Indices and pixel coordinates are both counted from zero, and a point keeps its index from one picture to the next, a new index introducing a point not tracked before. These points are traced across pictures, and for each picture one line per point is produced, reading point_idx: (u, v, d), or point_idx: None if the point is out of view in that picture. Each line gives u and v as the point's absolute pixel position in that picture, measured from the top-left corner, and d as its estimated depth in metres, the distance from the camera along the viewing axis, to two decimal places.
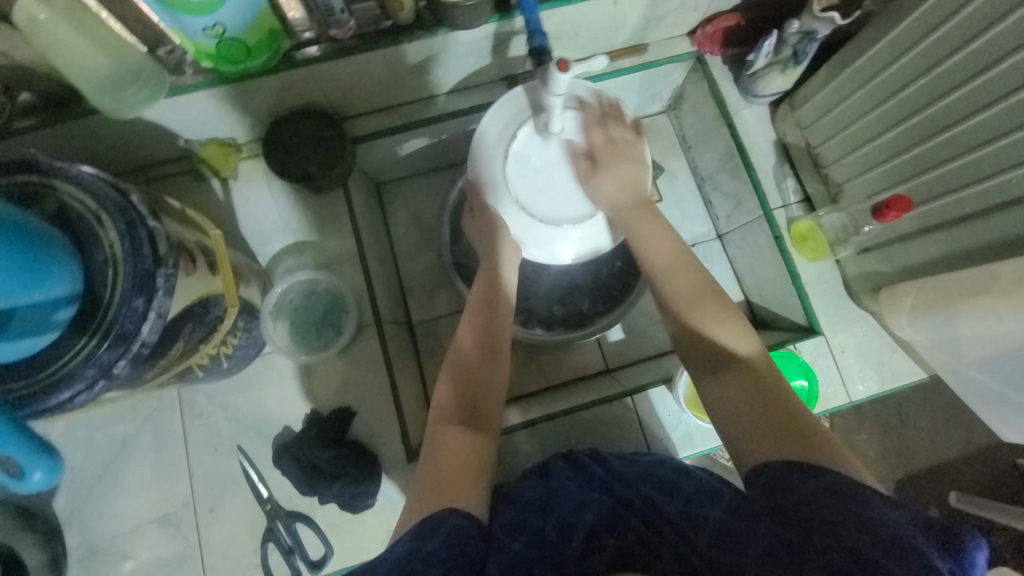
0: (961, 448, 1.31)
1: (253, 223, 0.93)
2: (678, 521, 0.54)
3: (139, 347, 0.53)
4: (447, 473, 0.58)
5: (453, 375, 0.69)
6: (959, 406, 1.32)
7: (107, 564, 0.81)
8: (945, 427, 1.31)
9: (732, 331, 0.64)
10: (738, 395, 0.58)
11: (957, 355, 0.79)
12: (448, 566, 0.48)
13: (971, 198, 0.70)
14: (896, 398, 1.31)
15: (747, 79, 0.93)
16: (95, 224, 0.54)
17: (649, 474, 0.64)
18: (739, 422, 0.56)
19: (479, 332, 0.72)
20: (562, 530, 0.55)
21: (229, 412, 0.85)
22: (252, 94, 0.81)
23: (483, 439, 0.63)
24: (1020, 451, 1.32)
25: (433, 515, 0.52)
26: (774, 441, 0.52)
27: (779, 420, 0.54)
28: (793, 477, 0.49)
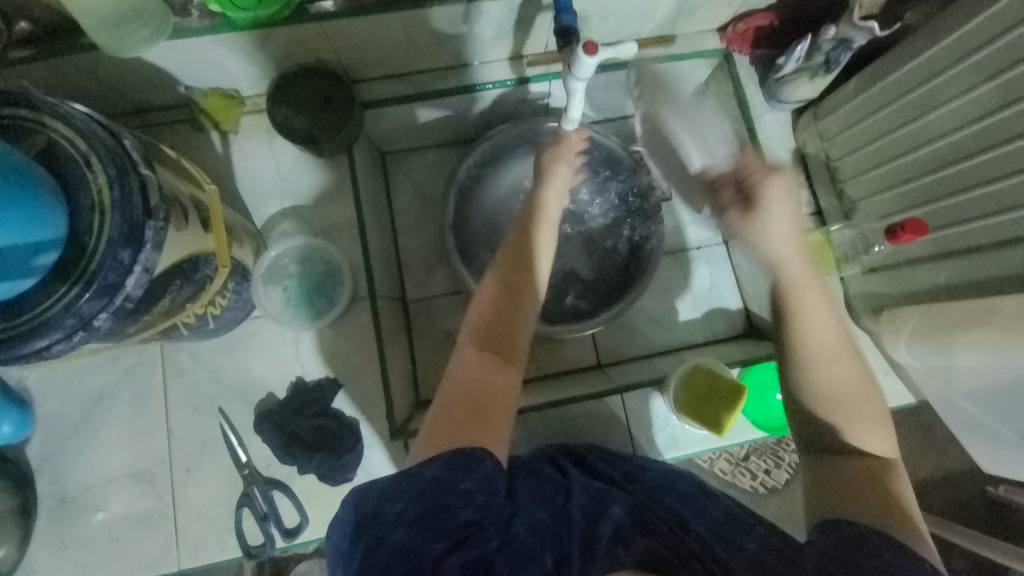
0: (932, 471, 1.33)
1: (251, 182, 0.90)
2: (703, 538, 0.55)
3: (122, 300, 0.51)
4: (472, 404, 0.55)
5: (484, 301, 0.62)
6: (935, 431, 1.34)
7: (77, 515, 0.79)
8: (919, 449, 1.33)
9: (866, 432, 0.61)
10: (846, 470, 0.60)
11: (949, 384, 0.78)
12: (484, 512, 0.49)
13: (987, 228, 0.69)
14: None
15: (774, 83, 0.91)
16: (84, 166, 0.51)
17: (670, 487, 0.66)
18: (831, 482, 0.60)
19: (512, 260, 0.64)
20: (588, 517, 0.55)
21: (212, 372, 0.83)
22: (260, 45, 0.77)
23: (508, 373, 0.58)
24: (989, 479, 1.34)
25: (467, 452, 0.51)
26: (854, 502, 0.57)
27: (868, 488, 0.58)
28: (881, 544, 0.51)
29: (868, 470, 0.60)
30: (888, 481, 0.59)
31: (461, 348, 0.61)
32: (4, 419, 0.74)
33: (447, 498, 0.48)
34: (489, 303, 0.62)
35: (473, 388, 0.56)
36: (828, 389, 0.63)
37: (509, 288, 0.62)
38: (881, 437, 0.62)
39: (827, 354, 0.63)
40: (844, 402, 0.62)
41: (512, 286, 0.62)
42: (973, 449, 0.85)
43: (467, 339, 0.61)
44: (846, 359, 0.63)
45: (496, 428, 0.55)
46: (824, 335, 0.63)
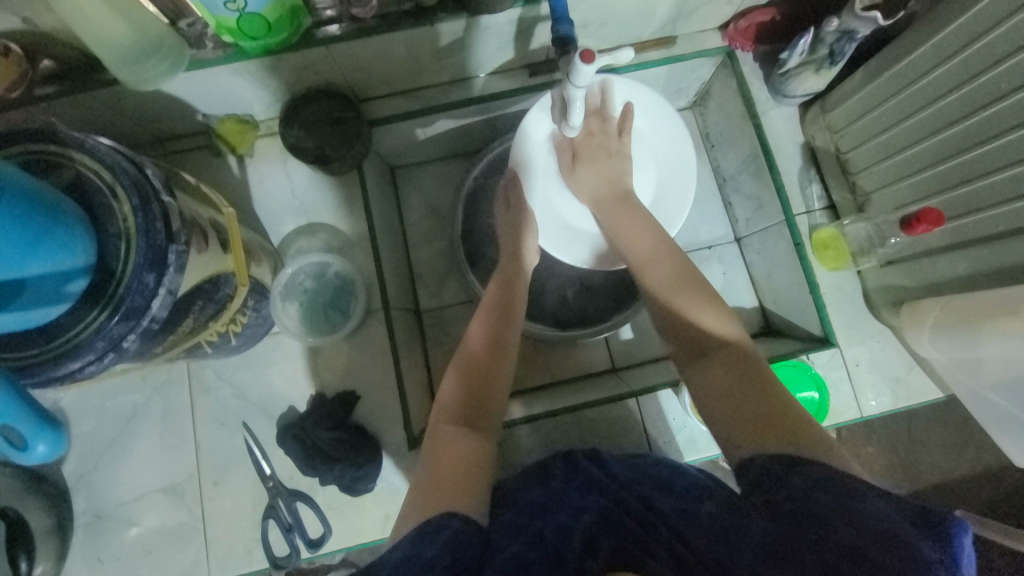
0: (969, 468, 1.28)
1: (267, 202, 0.93)
2: (671, 517, 0.54)
3: (148, 322, 0.54)
4: (445, 473, 0.57)
5: (459, 372, 0.68)
6: (972, 426, 1.29)
7: (113, 529, 0.83)
8: (954, 446, 1.28)
9: (710, 315, 0.65)
10: (716, 377, 0.60)
11: (977, 377, 0.76)
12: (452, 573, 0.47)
13: (1006, 216, 0.67)
14: (905, 413, 1.29)
15: (778, 78, 0.90)
16: (110, 196, 0.54)
17: (642, 474, 0.65)
18: (727, 418, 0.57)
19: (489, 333, 0.71)
20: (561, 533, 0.54)
21: (236, 388, 0.86)
22: (271, 71, 0.80)
23: (480, 443, 0.62)
24: None
25: (433, 520, 0.52)
26: (756, 433, 0.53)
27: (757, 411, 0.55)
28: (778, 469, 0.50)
29: (736, 378, 0.59)
30: (753, 380, 0.58)
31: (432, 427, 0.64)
32: (39, 441, 0.65)
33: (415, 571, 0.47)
34: (464, 371, 0.68)
35: (447, 460, 0.59)
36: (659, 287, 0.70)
37: (477, 364, 0.68)
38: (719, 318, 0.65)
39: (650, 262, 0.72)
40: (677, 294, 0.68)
41: (479, 362, 0.68)
42: (1003, 443, 0.81)
43: (439, 416, 0.65)
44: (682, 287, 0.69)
45: (471, 492, 0.57)
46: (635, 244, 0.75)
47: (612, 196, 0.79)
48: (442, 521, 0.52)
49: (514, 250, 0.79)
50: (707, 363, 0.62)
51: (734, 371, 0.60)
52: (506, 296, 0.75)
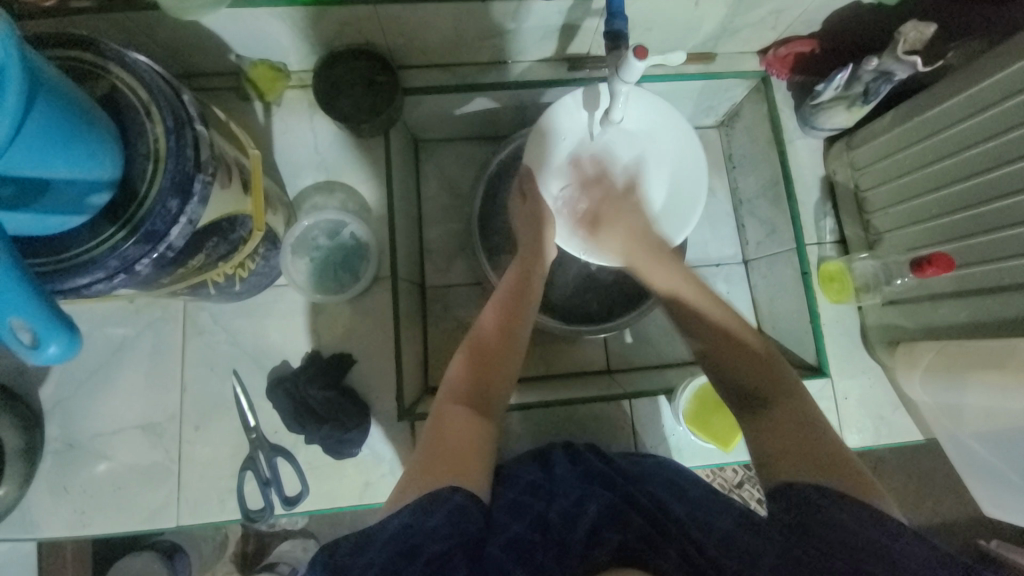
0: (928, 517, 1.32)
1: (287, 154, 0.92)
2: (684, 521, 0.58)
3: (164, 249, 0.53)
4: (443, 451, 0.57)
5: (470, 348, 0.68)
6: (935, 477, 1.33)
7: (84, 460, 0.81)
8: (917, 494, 1.32)
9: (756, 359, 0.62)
10: (771, 418, 0.57)
11: (959, 423, 0.78)
12: (453, 541, 0.49)
13: (1012, 270, 0.69)
14: (875, 455, 1.32)
15: (809, 109, 0.91)
16: (143, 115, 0.52)
17: (652, 477, 0.68)
18: (762, 448, 0.56)
19: (502, 313, 0.70)
20: (565, 519, 0.57)
21: (230, 335, 0.85)
22: (313, 22, 0.79)
23: (485, 425, 0.61)
24: (985, 532, 1.33)
25: (434, 491, 0.53)
26: (797, 463, 0.53)
27: (800, 442, 0.55)
28: (821, 501, 0.50)
29: (785, 417, 0.57)
30: (800, 419, 0.57)
31: (435, 406, 0.64)
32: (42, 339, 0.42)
33: (416, 538, 0.49)
34: (475, 348, 0.68)
35: (447, 439, 0.58)
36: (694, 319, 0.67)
37: (487, 348, 0.67)
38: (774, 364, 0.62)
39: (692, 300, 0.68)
40: (732, 340, 0.64)
41: (491, 347, 0.67)
42: (978, 493, 0.84)
43: (444, 395, 0.64)
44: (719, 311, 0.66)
45: (467, 471, 0.56)
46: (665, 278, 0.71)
47: (648, 245, 0.72)
48: (445, 495, 0.52)
49: (534, 233, 0.77)
50: (760, 407, 0.59)
51: (789, 414, 0.57)
52: (526, 284, 0.74)
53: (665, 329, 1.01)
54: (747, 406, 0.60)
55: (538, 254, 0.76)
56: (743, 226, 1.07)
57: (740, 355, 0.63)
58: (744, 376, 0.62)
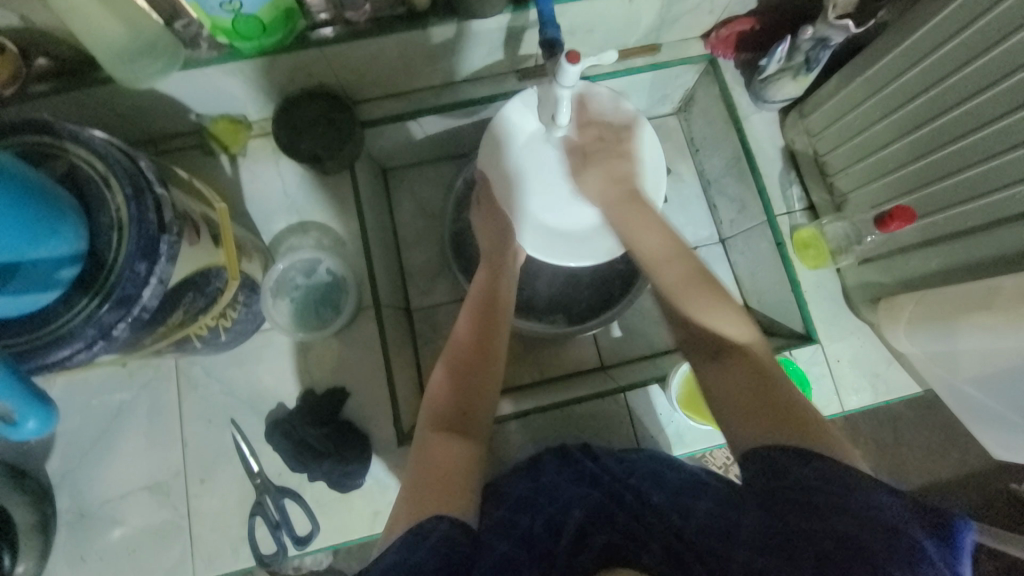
0: (953, 468, 1.31)
1: (259, 201, 0.94)
2: (666, 510, 0.56)
3: (139, 311, 0.54)
4: (430, 476, 0.56)
5: (448, 368, 0.67)
6: (953, 427, 1.32)
7: (97, 528, 0.82)
8: (938, 447, 1.31)
9: (731, 317, 0.63)
10: (736, 378, 0.57)
11: (953, 370, 0.78)
12: (441, 571, 0.47)
13: (974, 211, 0.70)
14: (888, 414, 1.32)
15: (759, 84, 0.93)
16: (103, 187, 0.55)
17: (639, 468, 0.67)
18: (734, 407, 0.56)
19: (476, 329, 0.70)
20: (549, 529, 0.56)
21: (224, 385, 0.86)
22: (265, 72, 0.82)
23: (469, 442, 0.61)
24: (1013, 476, 1.32)
25: (422, 523, 0.51)
26: (763, 421, 0.52)
27: (768, 402, 0.54)
28: (787, 461, 0.49)
29: (754, 379, 0.57)
30: (782, 391, 0.55)
31: (420, 431, 0.63)
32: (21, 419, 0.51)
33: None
34: (451, 365, 0.68)
35: (438, 458, 0.58)
36: (644, 249, 0.71)
37: (466, 366, 0.67)
38: (740, 325, 0.62)
39: (660, 264, 0.68)
40: (694, 298, 0.64)
41: (474, 366, 0.67)
42: (981, 435, 0.84)
43: (430, 417, 0.64)
44: (675, 262, 0.68)
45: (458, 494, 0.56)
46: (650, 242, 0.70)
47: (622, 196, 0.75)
48: (431, 524, 0.51)
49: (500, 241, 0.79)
50: (722, 368, 0.59)
51: (750, 374, 0.57)
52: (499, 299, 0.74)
53: (652, 317, 1.01)
54: (714, 367, 0.60)
55: (504, 265, 0.78)
56: (715, 205, 1.08)
57: (709, 322, 0.63)
58: (708, 343, 0.62)
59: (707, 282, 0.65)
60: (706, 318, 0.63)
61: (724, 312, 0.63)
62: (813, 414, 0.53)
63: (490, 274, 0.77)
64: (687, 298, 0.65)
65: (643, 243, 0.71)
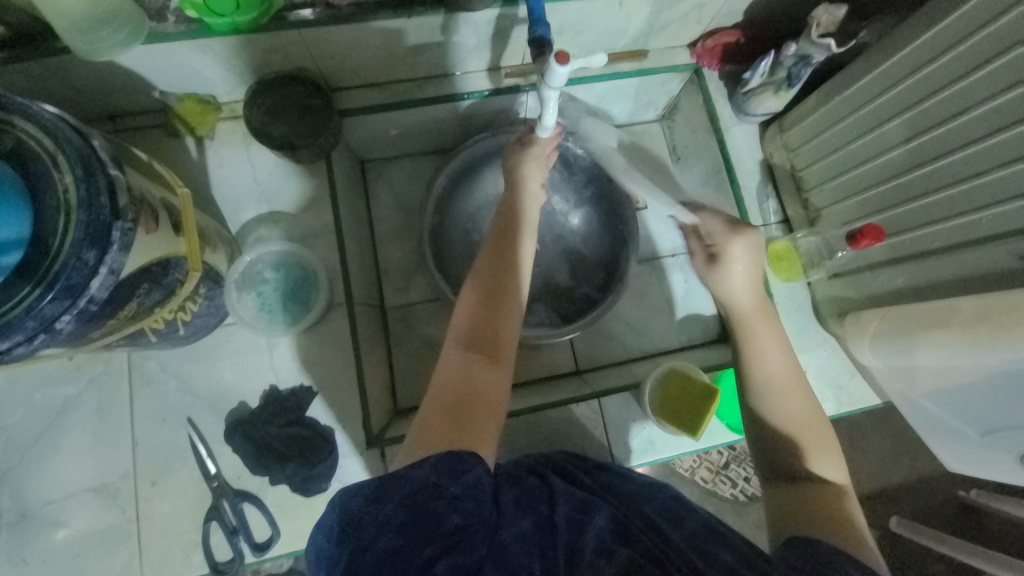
0: (903, 474, 1.38)
1: (226, 187, 0.89)
2: (684, 550, 0.55)
3: (85, 303, 0.51)
4: (460, 405, 0.57)
5: (475, 296, 0.65)
6: (905, 435, 1.38)
7: (33, 534, 0.76)
8: (891, 454, 1.37)
9: (807, 416, 0.67)
10: (802, 493, 0.62)
11: (911, 383, 0.81)
12: (472, 516, 0.48)
13: (943, 232, 0.72)
14: (846, 422, 1.37)
15: (741, 97, 0.94)
16: (50, 166, 0.50)
17: (648, 496, 0.67)
18: (787, 506, 0.62)
19: (498, 257, 0.68)
20: (571, 528, 0.55)
21: (181, 381, 0.81)
22: (237, 52, 0.77)
23: (496, 370, 0.61)
24: (956, 483, 1.40)
25: (457, 451, 0.51)
26: (817, 527, 0.57)
27: (823, 513, 0.59)
28: (833, 553, 0.52)
29: (811, 497, 0.62)
30: (836, 510, 0.60)
31: (447, 351, 0.62)
32: None
33: (438, 505, 0.47)
34: (479, 296, 0.65)
35: (468, 387, 0.58)
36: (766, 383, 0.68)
37: (491, 292, 0.65)
38: (826, 438, 0.66)
39: (785, 398, 0.67)
40: (803, 429, 0.66)
41: (502, 290, 0.65)
42: (938, 448, 0.88)
43: (457, 340, 0.63)
44: (798, 395, 0.68)
45: (482, 430, 0.56)
46: (776, 365, 0.69)
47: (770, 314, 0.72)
48: (468, 457, 0.51)
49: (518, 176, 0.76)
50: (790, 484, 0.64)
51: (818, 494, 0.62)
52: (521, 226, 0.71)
53: (629, 323, 1.01)
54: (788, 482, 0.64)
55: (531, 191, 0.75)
56: None
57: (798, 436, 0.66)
58: (791, 453, 0.66)
59: (819, 416, 0.67)
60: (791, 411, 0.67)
61: (809, 421, 0.67)
62: (864, 534, 0.57)
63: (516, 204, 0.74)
64: (779, 403, 0.67)
65: (768, 371, 0.69)
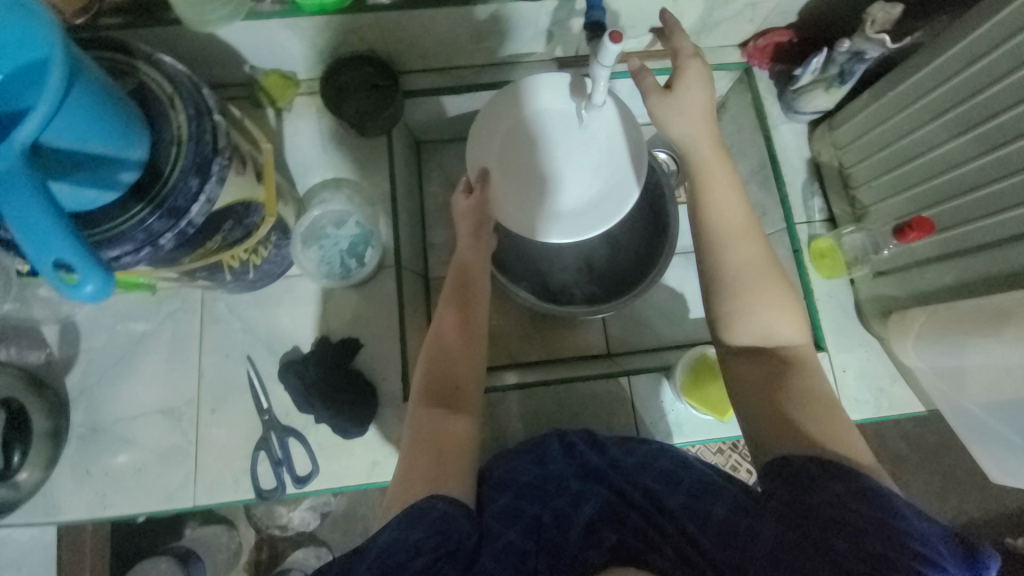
0: (953, 517, 1.30)
1: (297, 155, 0.98)
2: (678, 513, 0.61)
3: (185, 225, 0.58)
4: (434, 454, 0.61)
5: (432, 359, 0.71)
6: (955, 474, 1.31)
7: (107, 444, 0.85)
8: (939, 493, 1.31)
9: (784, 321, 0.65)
10: (761, 396, 0.62)
11: (961, 386, 0.79)
12: (438, 553, 0.52)
13: (994, 227, 0.70)
14: (892, 452, 1.31)
15: (791, 95, 0.96)
16: (168, 106, 0.58)
17: (649, 466, 0.69)
18: (759, 407, 0.61)
19: (456, 316, 0.74)
20: (560, 520, 0.62)
21: (244, 323, 0.89)
22: (321, 32, 0.86)
23: (461, 419, 0.65)
24: (1015, 533, 1.30)
25: (420, 504, 0.56)
26: (782, 439, 0.57)
27: (789, 407, 0.59)
28: (816, 472, 0.52)
29: (773, 369, 0.63)
30: (802, 381, 0.62)
31: (414, 409, 0.68)
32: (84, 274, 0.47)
33: (401, 554, 0.51)
34: (435, 359, 0.71)
35: (432, 438, 0.63)
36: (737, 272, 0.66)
37: (447, 354, 0.71)
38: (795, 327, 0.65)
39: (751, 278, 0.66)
40: (752, 290, 0.65)
41: (452, 354, 0.71)
42: (986, 460, 0.84)
43: (419, 399, 0.68)
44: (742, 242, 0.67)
45: (456, 471, 0.61)
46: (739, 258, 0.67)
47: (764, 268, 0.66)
48: (428, 505, 0.56)
49: (474, 265, 0.80)
50: (753, 354, 0.65)
51: (780, 385, 0.62)
52: (473, 284, 0.78)
53: (663, 312, 1.03)
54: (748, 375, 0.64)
55: (486, 239, 0.82)
56: None
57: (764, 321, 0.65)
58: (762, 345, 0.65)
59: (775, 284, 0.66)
60: (762, 319, 0.65)
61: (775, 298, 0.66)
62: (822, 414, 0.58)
63: (465, 262, 0.80)
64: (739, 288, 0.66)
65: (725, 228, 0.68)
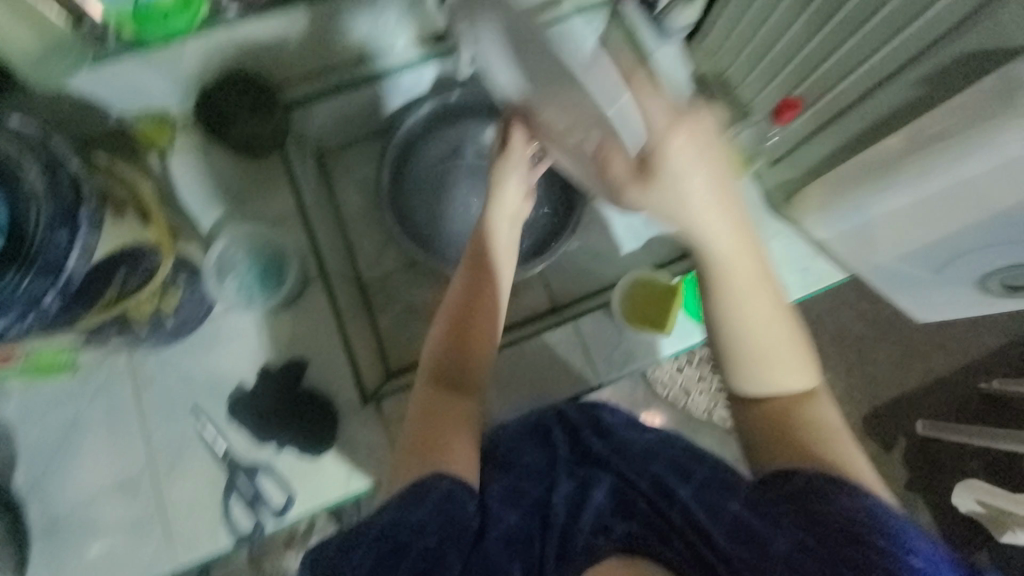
0: (922, 378, 1.39)
1: (193, 195, 0.94)
2: (688, 504, 0.57)
3: (66, 282, 0.55)
4: (430, 433, 0.61)
5: (445, 344, 0.68)
6: (915, 338, 1.40)
7: (69, 534, 0.81)
8: (905, 359, 1.39)
9: (797, 374, 0.61)
10: (758, 414, 0.61)
11: (872, 251, 0.87)
12: (441, 535, 0.53)
13: (854, 86, 0.75)
14: (854, 333, 1.39)
15: (657, 18, 1.00)
16: (16, 165, 0.56)
17: (655, 455, 0.67)
18: (753, 425, 0.61)
19: (470, 291, 0.69)
20: (570, 511, 0.59)
21: (180, 373, 0.86)
22: (179, 63, 0.83)
23: (463, 400, 0.65)
24: (982, 377, 1.40)
25: (422, 480, 0.56)
26: (777, 453, 0.57)
27: (791, 436, 0.58)
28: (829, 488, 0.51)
29: (783, 409, 0.60)
30: (806, 416, 0.59)
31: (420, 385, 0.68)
32: None
33: (403, 534, 0.52)
34: (446, 344, 0.68)
35: (428, 422, 0.62)
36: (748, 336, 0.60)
37: (458, 342, 0.68)
38: (805, 377, 0.61)
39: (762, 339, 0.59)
40: (766, 354, 0.60)
41: (462, 341, 0.68)
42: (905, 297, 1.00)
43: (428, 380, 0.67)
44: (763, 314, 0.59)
45: (452, 448, 0.60)
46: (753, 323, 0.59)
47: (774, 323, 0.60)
48: (432, 482, 0.56)
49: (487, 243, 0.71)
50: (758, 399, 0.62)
51: (787, 416, 0.59)
52: (487, 264, 0.71)
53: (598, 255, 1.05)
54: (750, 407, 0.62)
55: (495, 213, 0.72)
56: None
57: (769, 366, 0.60)
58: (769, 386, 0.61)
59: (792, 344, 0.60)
60: (777, 375, 0.60)
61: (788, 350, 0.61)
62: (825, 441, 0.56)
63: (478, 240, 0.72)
64: (753, 356, 0.60)
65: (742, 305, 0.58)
